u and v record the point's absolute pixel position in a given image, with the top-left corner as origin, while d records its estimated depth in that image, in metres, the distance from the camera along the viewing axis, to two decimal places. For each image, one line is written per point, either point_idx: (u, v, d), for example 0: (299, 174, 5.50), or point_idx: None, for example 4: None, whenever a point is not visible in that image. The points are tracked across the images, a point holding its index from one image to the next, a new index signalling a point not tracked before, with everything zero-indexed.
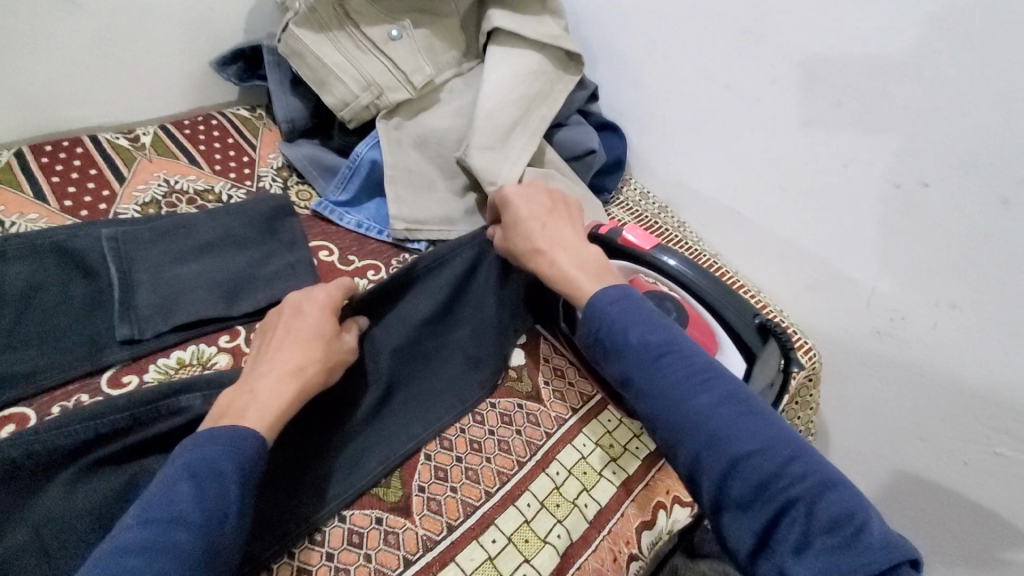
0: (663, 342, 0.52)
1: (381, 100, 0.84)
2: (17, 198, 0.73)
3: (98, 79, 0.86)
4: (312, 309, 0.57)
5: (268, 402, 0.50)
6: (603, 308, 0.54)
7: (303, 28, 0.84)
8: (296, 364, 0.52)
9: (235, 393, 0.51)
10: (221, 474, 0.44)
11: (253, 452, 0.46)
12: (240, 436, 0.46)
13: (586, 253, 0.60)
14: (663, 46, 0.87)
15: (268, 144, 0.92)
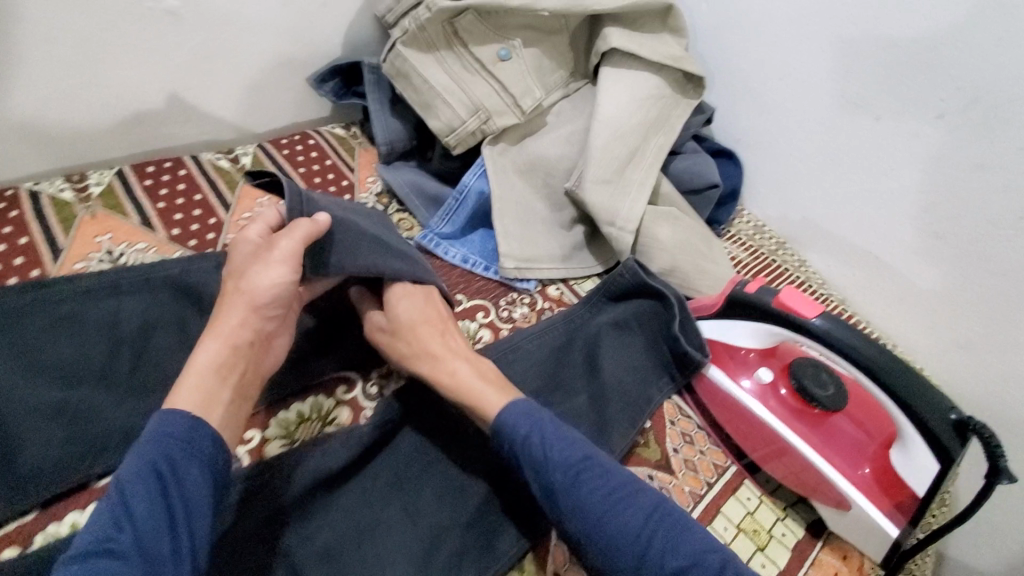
0: (582, 454, 0.52)
1: (489, 125, 0.79)
2: (126, 225, 0.72)
3: (200, 97, 0.83)
4: (240, 268, 0.58)
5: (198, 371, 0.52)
6: (516, 422, 0.54)
7: (411, 48, 0.79)
8: (231, 327, 0.55)
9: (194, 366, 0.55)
10: (157, 472, 0.45)
11: (187, 434, 0.48)
12: (170, 423, 0.48)
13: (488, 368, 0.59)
14: (800, 71, 0.79)
15: (366, 166, 0.88)
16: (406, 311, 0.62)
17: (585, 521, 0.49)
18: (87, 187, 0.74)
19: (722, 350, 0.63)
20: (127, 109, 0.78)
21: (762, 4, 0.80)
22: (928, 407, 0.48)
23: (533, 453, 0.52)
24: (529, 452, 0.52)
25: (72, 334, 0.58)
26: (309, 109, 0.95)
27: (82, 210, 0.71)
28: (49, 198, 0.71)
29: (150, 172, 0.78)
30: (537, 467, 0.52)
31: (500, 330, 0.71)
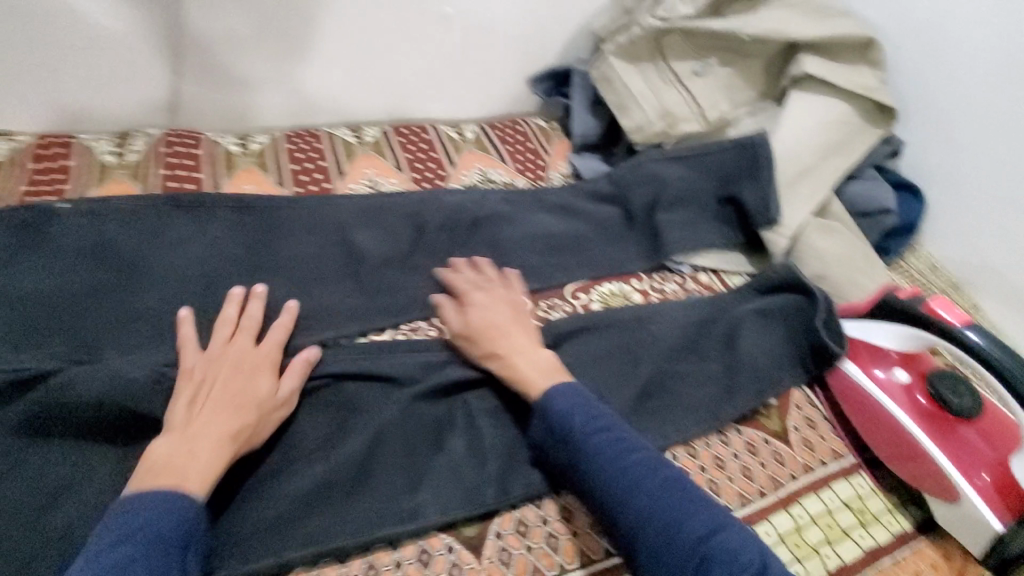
0: (607, 422, 0.59)
1: (674, 130, 0.91)
2: (385, 164, 0.96)
3: (447, 83, 1.07)
4: (252, 368, 0.61)
5: (203, 458, 0.53)
6: (555, 395, 0.60)
7: (619, 58, 0.94)
8: (231, 429, 0.56)
9: (172, 444, 0.54)
10: (167, 541, 0.48)
11: (189, 512, 0.50)
12: (177, 500, 0.50)
13: (541, 357, 0.65)
14: (1007, 114, 0.81)
15: (559, 153, 1.04)
16: (482, 307, 0.70)
17: (603, 477, 0.55)
18: (362, 136, 1.01)
19: (864, 350, 0.69)
20: (398, 86, 1.05)
21: (972, 47, 0.83)
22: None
23: (565, 422, 0.59)
24: (562, 424, 0.59)
25: (337, 224, 0.79)
26: (521, 102, 1.15)
27: (360, 149, 0.98)
28: (340, 139, 0.99)
29: (404, 131, 1.03)
30: (567, 437, 0.58)
31: (649, 299, 0.82)
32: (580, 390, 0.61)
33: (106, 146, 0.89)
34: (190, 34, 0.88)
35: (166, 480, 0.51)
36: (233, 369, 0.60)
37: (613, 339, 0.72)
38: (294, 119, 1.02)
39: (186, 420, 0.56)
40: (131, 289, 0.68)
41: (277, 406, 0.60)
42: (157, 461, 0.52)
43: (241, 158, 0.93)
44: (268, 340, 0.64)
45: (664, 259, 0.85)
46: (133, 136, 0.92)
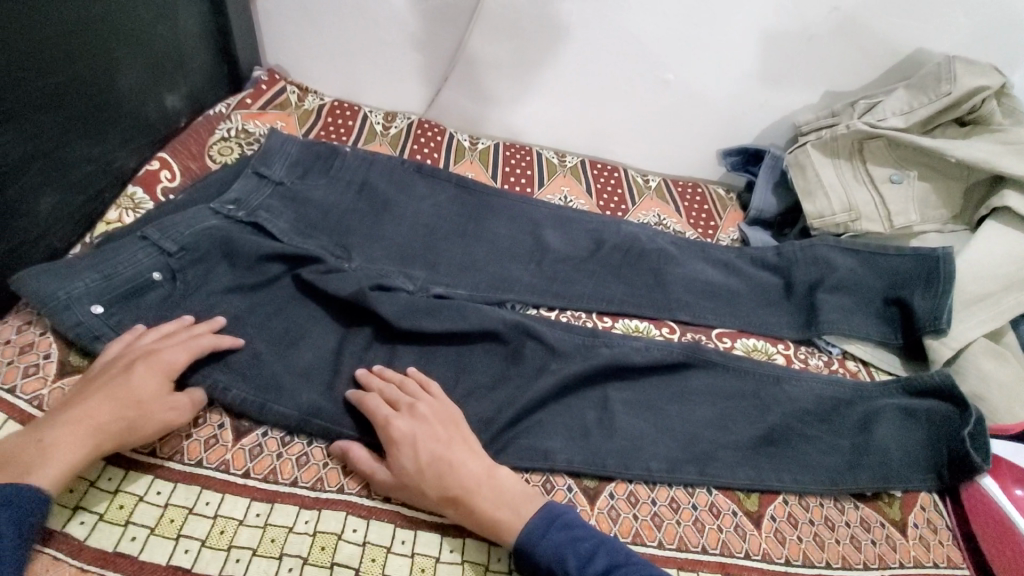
0: (594, 549, 0.59)
1: (856, 224, 0.96)
2: (578, 186, 1.11)
3: (647, 136, 1.22)
4: (136, 369, 0.63)
5: (62, 459, 0.56)
6: (535, 541, 0.59)
7: (817, 150, 1.02)
8: (111, 429, 0.59)
9: (27, 438, 0.57)
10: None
11: (25, 501, 0.53)
12: (21, 492, 0.53)
13: (497, 480, 0.63)
14: None
15: (731, 221, 1.13)
16: (422, 444, 0.64)
17: None
18: (563, 161, 1.17)
19: (1008, 470, 0.72)
20: (605, 129, 1.21)
21: None
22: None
23: (559, 562, 0.58)
24: (554, 566, 0.58)
25: (535, 222, 0.95)
26: (706, 169, 1.26)
27: (561, 170, 1.15)
28: (546, 159, 1.17)
29: (598, 166, 1.18)
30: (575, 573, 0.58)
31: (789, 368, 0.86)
32: (554, 515, 0.61)
33: (378, 119, 1.15)
34: (465, 52, 1.11)
35: (15, 470, 0.54)
36: (466, 487, 0.62)
37: (749, 381, 0.77)
38: (511, 135, 1.24)
39: (51, 416, 0.59)
40: (382, 218, 0.88)
41: (164, 409, 0.63)
42: (9, 456, 0.56)
43: (470, 153, 1.14)
44: (163, 355, 0.64)
45: (815, 336, 0.88)
46: (398, 117, 1.18)
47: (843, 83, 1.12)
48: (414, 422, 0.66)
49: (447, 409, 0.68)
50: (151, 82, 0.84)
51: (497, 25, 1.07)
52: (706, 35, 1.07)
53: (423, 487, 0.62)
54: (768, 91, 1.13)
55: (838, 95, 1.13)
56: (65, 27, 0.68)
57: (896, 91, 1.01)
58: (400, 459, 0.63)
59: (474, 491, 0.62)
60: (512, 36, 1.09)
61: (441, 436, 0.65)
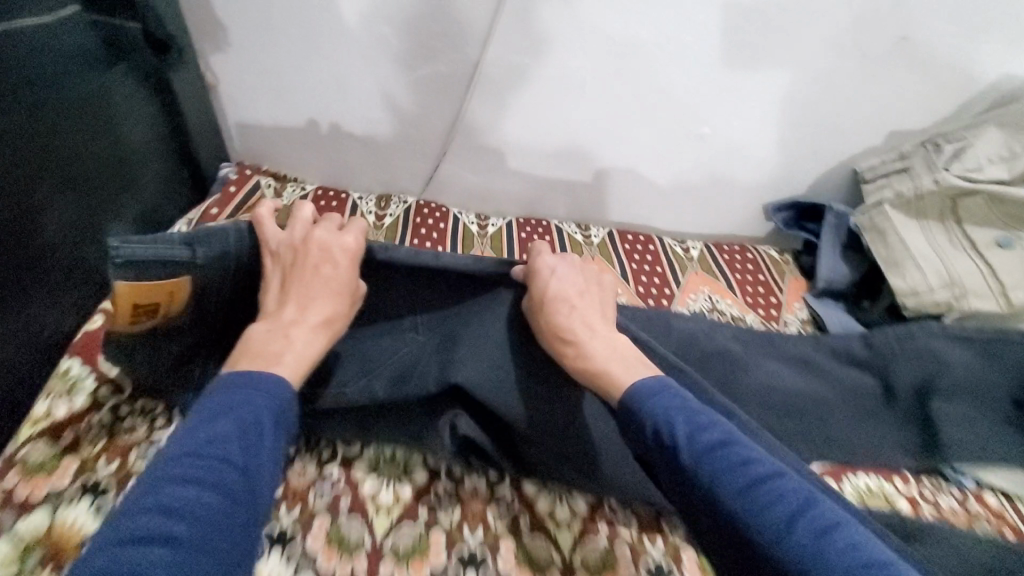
0: (718, 431, 0.48)
1: (961, 302, 0.78)
2: (611, 271, 0.94)
3: (680, 197, 1.05)
4: (319, 250, 0.59)
5: (302, 352, 0.54)
6: (646, 397, 0.51)
7: (897, 210, 0.85)
8: (334, 317, 0.58)
9: (269, 329, 0.55)
10: (263, 418, 0.46)
11: (282, 399, 0.48)
12: (272, 386, 0.49)
13: (621, 347, 0.60)
14: None
15: (793, 293, 0.95)
16: (565, 283, 0.64)
17: (729, 512, 0.43)
18: (589, 236, 1.01)
19: None
20: (631, 192, 1.05)
21: None
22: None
23: (664, 425, 0.49)
24: (657, 431, 0.48)
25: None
26: (751, 227, 1.08)
27: (587, 250, 0.97)
28: (568, 236, 1.00)
29: (628, 239, 1.02)
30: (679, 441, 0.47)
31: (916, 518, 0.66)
32: (675, 385, 0.53)
33: (370, 207, 1.00)
34: (463, 121, 0.95)
35: (263, 363, 0.51)
36: (589, 326, 0.62)
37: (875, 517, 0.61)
38: (524, 208, 1.08)
39: (281, 314, 0.56)
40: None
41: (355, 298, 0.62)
42: (253, 347, 0.53)
43: (480, 241, 0.98)
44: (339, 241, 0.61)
45: (938, 464, 0.72)
46: (393, 201, 1.02)
47: (910, 121, 0.95)
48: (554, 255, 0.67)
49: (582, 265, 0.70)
50: (92, 217, 0.69)
51: (501, 90, 0.91)
52: (746, 82, 0.90)
53: (557, 311, 0.61)
54: (822, 136, 0.96)
55: (905, 134, 0.96)
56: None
57: (987, 128, 0.84)
58: (547, 301, 0.62)
59: (595, 337, 0.60)
60: (519, 101, 0.93)
61: (577, 285, 0.66)
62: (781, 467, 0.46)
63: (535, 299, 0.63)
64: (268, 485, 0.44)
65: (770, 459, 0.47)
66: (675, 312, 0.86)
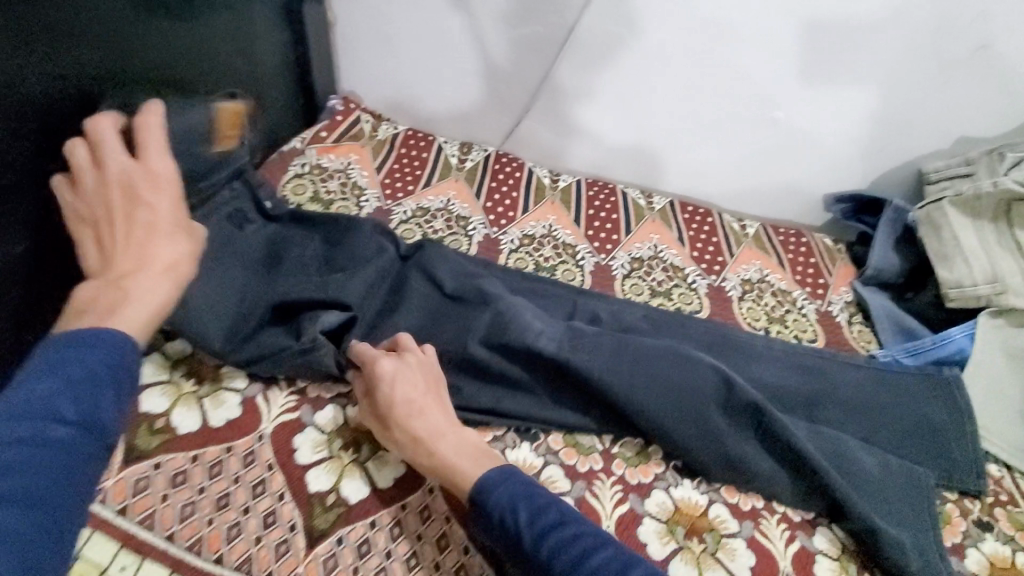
0: (558, 519, 0.51)
1: (999, 298, 0.83)
2: (669, 235, 1.01)
3: (744, 176, 1.10)
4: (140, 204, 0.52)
5: (147, 299, 0.48)
6: (486, 487, 0.54)
7: (955, 208, 0.89)
8: (178, 258, 0.52)
9: (98, 286, 0.48)
10: (91, 369, 0.42)
11: (120, 345, 0.44)
12: (107, 338, 0.44)
13: (467, 437, 0.59)
14: None
15: (842, 277, 0.99)
16: (403, 382, 0.60)
17: None
18: (651, 202, 1.07)
19: None
20: (697, 167, 1.10)
21: None
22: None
23: (508, 515, 0.52)
24: (505, 521, 0.52)
25: (472, 298, 0.73)
26: (807, 215, 1.13)
27: (648, 214, 1.04)
28: (632, 200, 1.06)
29: (689, 209, 1.07)
30: (535, 535, 0.50)
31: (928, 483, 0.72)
32: (509, 471, 0.55)
33: (453, 150, 1.09)
34: (551, 81, 1.04)
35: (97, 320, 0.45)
36: (442, 428, 0.59)
37: (879, 438, 0.72)
38: (593, 171, 1.14)
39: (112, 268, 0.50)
40: (331, 285, 0.69)
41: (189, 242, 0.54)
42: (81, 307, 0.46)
43: (550, 192, 1.05)
44: (145, 137, 0.56)
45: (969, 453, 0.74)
46: (474, 147, 1.11)
47: (982, 128, 0.98)
48: (389, 355, 0.62)
49: (432, 364, 0.64)
50: None
51: (589, 55, 1.00)
52: (819, 72, 0.96)
53: (411, 418, 0.59)
54: (892, 134, 1.00)
55: (974, 141, 0.99)
56: (106, 40, 0.59)
57: None
58: (408, 419, 0.59)
59: (443, 435, 0.58)
60: (606, 67, 1.01)
61: (423, 381, 0.61)
62: (609, 536, 0.51)
63: (385, 411, 0.59)
64: (84, 464, 0.40)
65: (605, 536, 0.51)
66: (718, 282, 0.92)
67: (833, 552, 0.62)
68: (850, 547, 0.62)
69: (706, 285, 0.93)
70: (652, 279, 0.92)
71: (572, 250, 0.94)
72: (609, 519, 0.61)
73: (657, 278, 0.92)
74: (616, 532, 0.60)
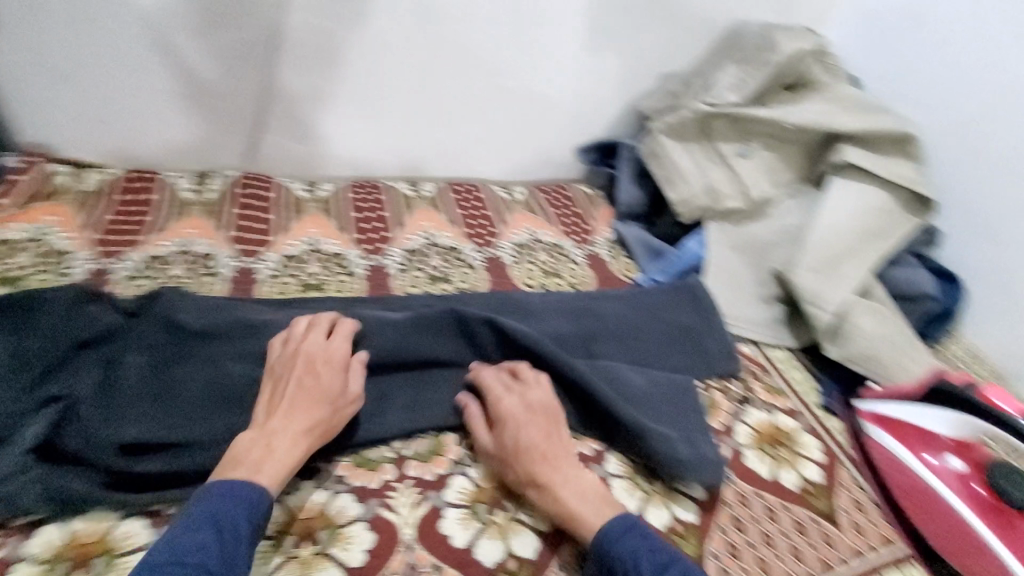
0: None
1: (717, 205, 0.96)
2: (440, 219, 1.00)
3: (502, 145, 1.13)
4: (320, 360, 0.64)
5: (282, 460, 0.57)
6: (614, 538, 0.56)
7: (668, 137, 1.01)
8: (318, 422, 0.60)
9: (254, 437, 0.58)
10: (236, 525, 0.51)
11: (257, 500, 0.54)
12: (250, 493, 0.53)
13: (586, 482, 0.61)
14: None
15: (603, 220, 1.09)
16: (516, 427, 0.63)
17: None
18: (420, 191, 1.06)
19: (912, 432, 0.67)
20: (456, 144, 1.11)
21: (1009, 147, 0.87)
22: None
23: (632, 568, 0.54)
24: (627, 572, 0.54)
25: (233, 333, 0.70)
26: (568, 170, 1.21)
27: (417, 203, 1.03)
28: (400, 192, 1.05)
29: (458, 189, 1.09)
30: None
31: None
32: (636, 523, 0.57)
33: (187, 184, 0.96)
34: (279, 88, 0.96)
35: (247, 472, 0.55)
36: (556, 467, 0.61)
37: (646, 354, 0.79)
38: (358, 171, 1.09)
39: (264, 424, 0.59)
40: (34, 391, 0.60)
41: (348, 403, 0.63)
42: (237, 456, 0.56)
43: (310, 205, 0.98)
44: (329, 355, 0.65)
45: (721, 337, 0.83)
46: (213, 175, 0.99)
47: (676, 64, 1.12)
48: (506, 392, 0.66)
49: (551, 400, 0.67)
50: None
51: (306, 54, 0.94)
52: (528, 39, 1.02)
53: (534, 462, 0.61)
54: (610, 82, 1.11)
55: (675, 75, 1.13)
56: None
57: (727, 64, 1.03)
58: (523, 459, 0.61)
59: (564, 483, 0.60)
60: (327, 63, 0.96)
61: (539, 431, 0.63)
62: None
63: (505, 455, 0.63)
64: None
65: None
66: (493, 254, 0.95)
67: (625, 471, 0.66)
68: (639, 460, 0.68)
69: (484, 259, 0.94)
70: (430, 266, 0.91)
71: (340, 261, 0.89)
72: (410, 524, 0.60)
73: (435, 264, 0.91)
74: (420, 537, 0.59)
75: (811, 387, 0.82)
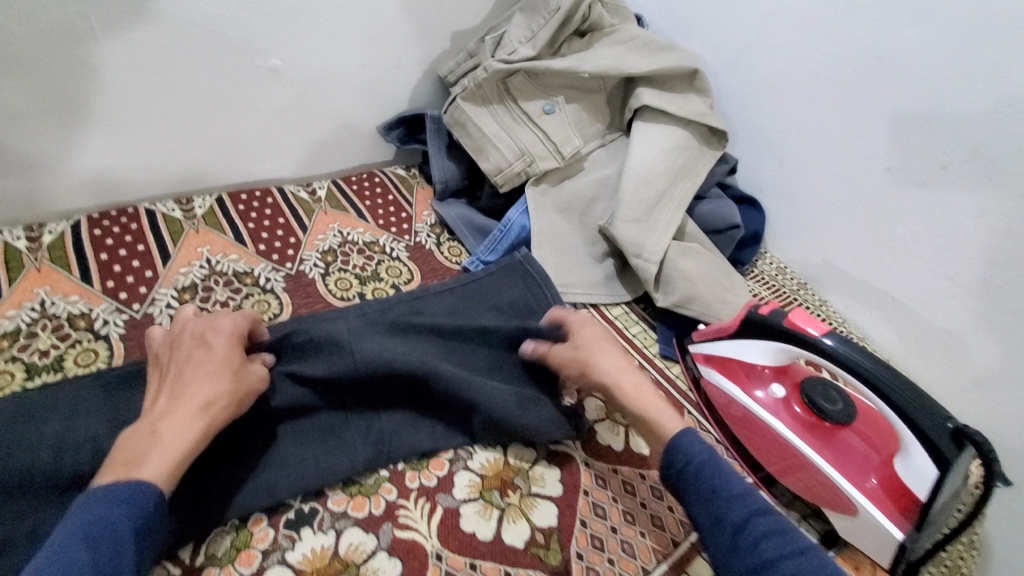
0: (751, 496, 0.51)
1: (533, 168, 0.90)
2: (222, 239, 0.83)
3: (287, 137, 0.96)
4: (215, 341, 0.56)
5: (172, 442, 0.49)
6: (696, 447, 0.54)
7: (468, 102, 0.92)
8: (211, 398, 0.52)
9: (137, 428, 0.49)
10: (119, 531, 0.43)
11: (146, 502, 0.45)
12: (134, 488, 0.45)
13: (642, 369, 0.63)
14: (806, 119, 0.90)
15: (422, 202, 0.99)
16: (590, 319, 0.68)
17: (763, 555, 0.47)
18: (191, 209, 0.87)
19: (739, 369, 0.68)
20: (228, 144, 0.91)
21: (779, 69, 0.91)
22: (896, 385, 0.55)
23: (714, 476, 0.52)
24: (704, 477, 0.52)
25: None
26: (376, 152, 1.08)
27: (188, 226, 0.84)
28: (162, 216, 0.84)
29: (243, 198, 0.91)
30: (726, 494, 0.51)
31: None
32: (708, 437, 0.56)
33: None
34: None
35: (126, 468, 0.46)
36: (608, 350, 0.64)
37: None
38: (103, 199, 0.86)
39: (151, 412, 0.51)
40: None
41: (247, 373, 0.56)
42: (126, 446, 0.48)
43: (31, 257, 0.75)
44: (217, 330, 0.58)
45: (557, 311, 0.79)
46: None
47: (465, 20, 1.02)
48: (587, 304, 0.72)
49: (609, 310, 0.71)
50: None
51: None
52: (284, 8, 0.84)
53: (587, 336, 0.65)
54: (397, 49, 0.98)
55: (467, 33, 1.03)
56: None
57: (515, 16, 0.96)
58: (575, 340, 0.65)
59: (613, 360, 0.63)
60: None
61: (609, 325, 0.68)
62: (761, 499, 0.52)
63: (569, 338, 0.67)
64: None
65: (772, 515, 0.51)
66: (297, 272, 0.81)
67: (474, 492, 0.59)
68: (489, 472, 0.61)
69: (282, 280, 0.80)
70: (213, 303, 0.75)
71: (86, 322, 0.69)
72: None
73: (219, 299, 0.76)
74: None
75: (649, 338, 0.82)
